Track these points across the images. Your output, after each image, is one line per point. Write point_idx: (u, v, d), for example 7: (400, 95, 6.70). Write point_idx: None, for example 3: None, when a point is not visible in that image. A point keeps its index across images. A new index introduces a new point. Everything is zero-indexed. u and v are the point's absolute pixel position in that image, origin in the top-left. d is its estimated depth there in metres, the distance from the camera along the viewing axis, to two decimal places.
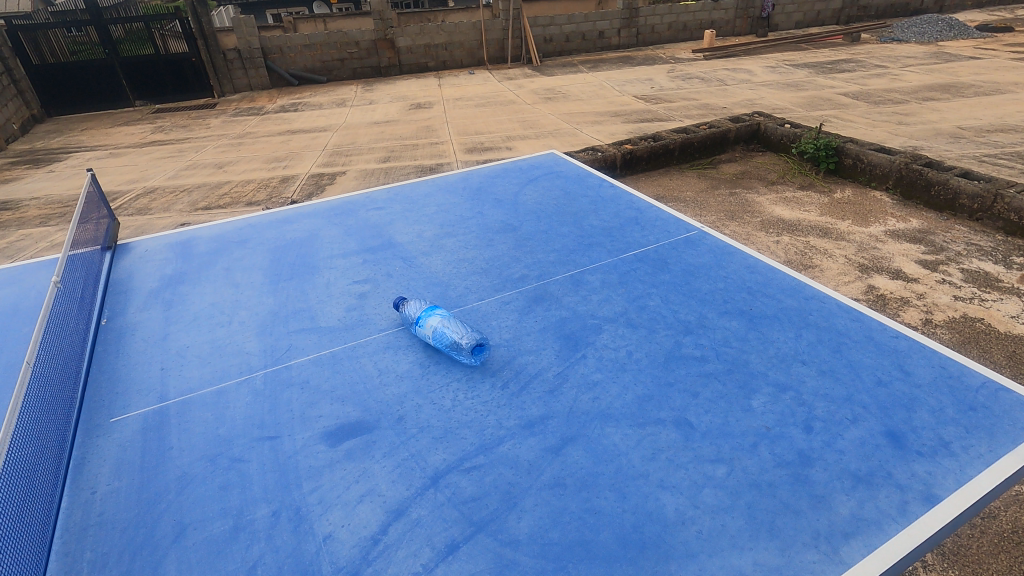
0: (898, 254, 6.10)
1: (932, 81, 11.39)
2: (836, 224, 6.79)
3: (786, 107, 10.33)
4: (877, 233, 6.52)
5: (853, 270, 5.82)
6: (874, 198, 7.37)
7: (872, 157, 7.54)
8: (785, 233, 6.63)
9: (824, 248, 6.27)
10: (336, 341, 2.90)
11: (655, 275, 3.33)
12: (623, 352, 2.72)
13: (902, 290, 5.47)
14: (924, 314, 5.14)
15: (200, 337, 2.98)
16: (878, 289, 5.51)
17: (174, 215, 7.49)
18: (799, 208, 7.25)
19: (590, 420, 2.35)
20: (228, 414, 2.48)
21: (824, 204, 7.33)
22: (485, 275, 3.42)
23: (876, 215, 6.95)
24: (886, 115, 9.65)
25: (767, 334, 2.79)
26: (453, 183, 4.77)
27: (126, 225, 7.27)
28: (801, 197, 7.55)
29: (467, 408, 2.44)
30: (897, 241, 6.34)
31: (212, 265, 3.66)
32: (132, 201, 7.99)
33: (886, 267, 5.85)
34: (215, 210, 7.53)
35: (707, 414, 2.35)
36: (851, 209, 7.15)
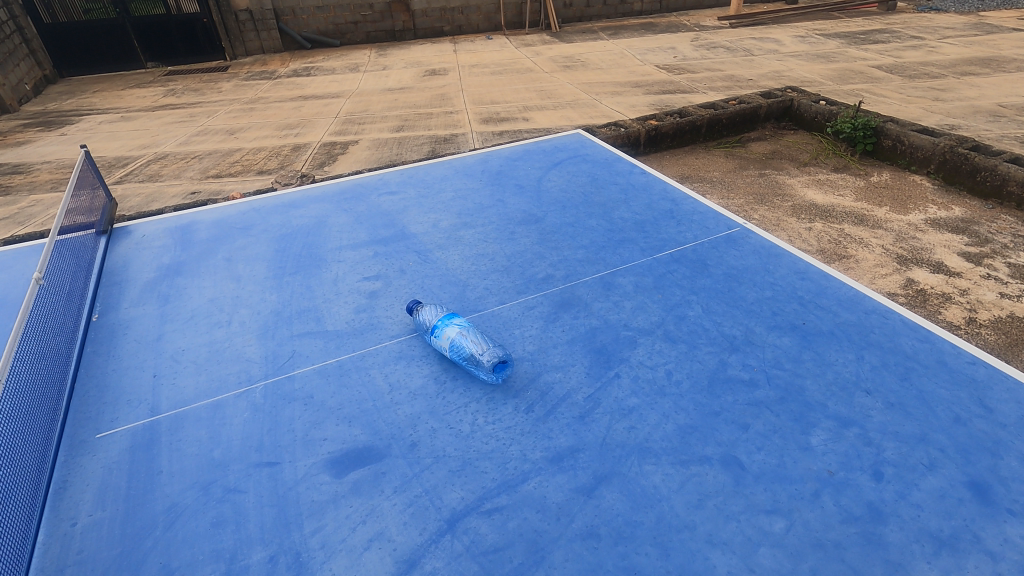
0: (940, 245, 5.68)
1: (973, 54, 10.66)
2: (873, 211, 6.35)
3: (816, 80, 9.72)
4: (917, 221, 6.09)
5: (891, 262, 5.42)
6: (914, 182, 6.88)
7: (914, 139, 7.01)
8: (818, 220, 6.20)
9: (859, 237, 5.85)
10: (343, 349, 2.65)
11: (694, 279, 3.01)
12: (661, 373, 2.44)
13: (944, 285, 5.08)
14: (968, 312, 4.77)
15: (196, 339, 2.74)
16: (918, 283, 5.12)
17: (185, 183, 7.25)
18: (833, 192, 6.80)
19: (625, 455, 2.09)
20: (224, 434, 2.24)
21: (860, 188, 6.86)
22: (507, 273, 3.13)
23: (915, 201, 6.49)
24: (924, 90, 9.03)
25: (825, 356, 2.48)
26: (472, 165, 4.43)
27: (135, 193, 7.03)
28: (836, 180, 7.08)
29: (487, 435, 2.19)
30: (938, 230, 5.91)
31: (212, 255, 3.40)
32: (142, 167, 7.73)
33: (926, 259, 5.45)
34: (226, 179, 7.26)
35: (760, 452, 2.07)
36: (888, 194, 6.68)
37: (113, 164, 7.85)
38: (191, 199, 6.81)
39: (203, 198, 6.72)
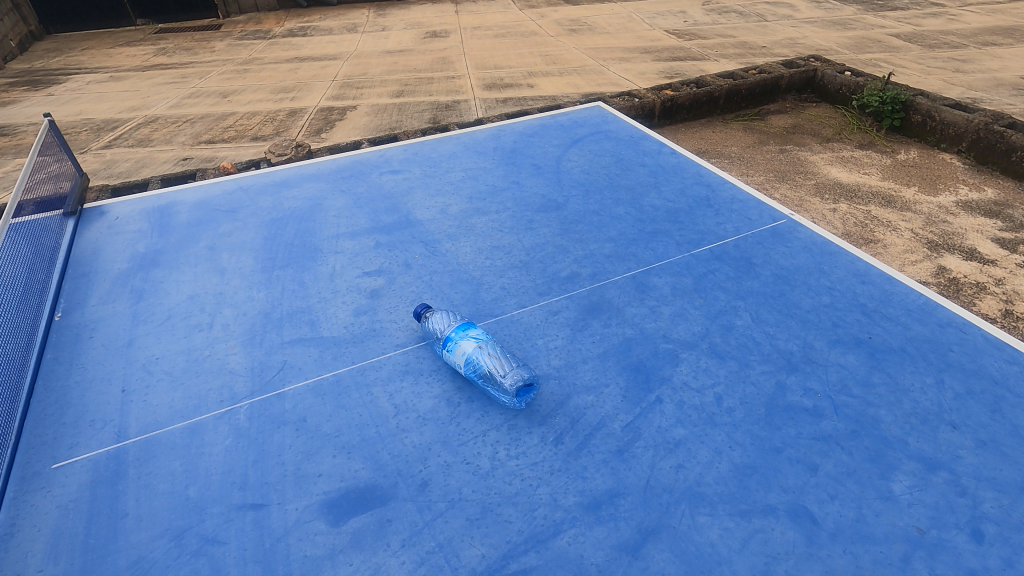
0: (972, 229, 5.25)
1: (996, 23, 10.05)
2: (900, 190, 5.88)
3: (831, 48, 9.13)
4: (948, 203, 5.63)
5: (921, 248, 5.01)
6: (943, 161, 6.36)
7: (946, 114, 6.44)
8: (843, 200, 5.75)
9: (886, 219, 5.42)
10: (340, 360, 2.30)
11: (739, 281, 2.65)
12: (710, 398, 2.10)
13: (978, 273, 4.67)
14: (1004, 303, 4.36)
15: (172, 346, 2.39)
16: (950, 271, 4.71)
17: (177, 147, 6.80)
18: (858, 170, 6.31)
19: (674, 503, 1.77)
20: (202, 467, 1.91)
21: (887, 166, 6.34)
22: (526, 270, 2.76)
23: (945, 181, 6.01)
24: (943, 61, 8.49)
25: (898, 379, 2.14)
26: (483, 142, 4.01)
27: (123, 158, 6.58)
28: (860, 157, 6.55)
29: (511, 474, 1.86)
30: (970, 213, 5.47)
31: (193, 242, 3.02)
32: (131, 131, 7.25)
33: (958, 245, 5.03)
34: (219, 145, 6.80)
35: (834, 502, 1.75)
36: (917, 173, 6.18)
37: (102, 126, 7.38)
38: (181, 165, 6.38)
39: (194, 166, 6.29)
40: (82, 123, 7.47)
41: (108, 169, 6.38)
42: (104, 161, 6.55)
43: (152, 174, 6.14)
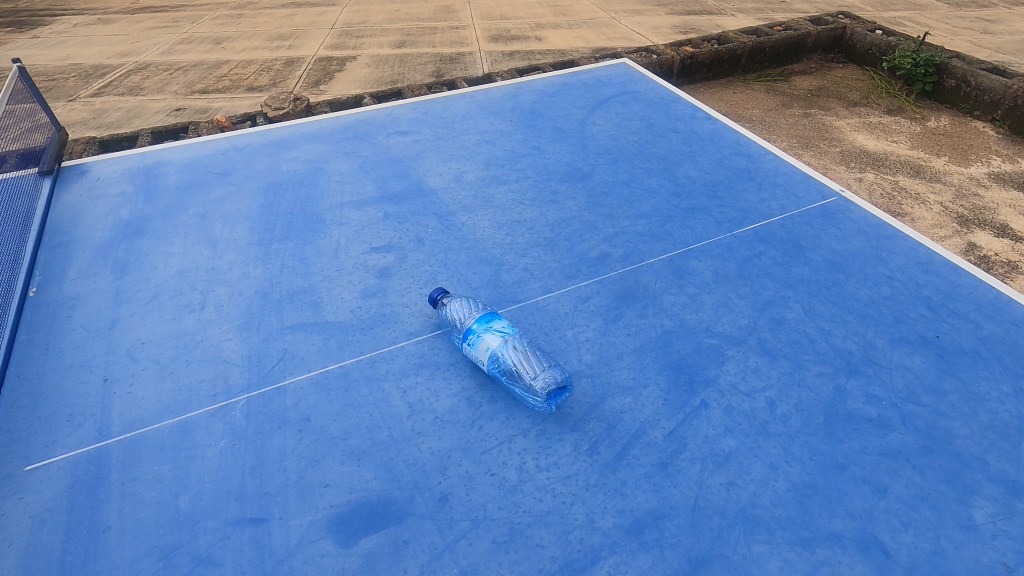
0: (1004, 203, 4.92)
1: None
2: (930, 160, 5.50)
3: (855, 5, 8.53)
4: (980, 175, 5.27)
5: (950, 223, 4.71)
6: (975, 129, 5.88)
7: (983, 79, 5.89)
8: (869, 169, 5.40)
9: (915, 191, 5.09)
10: (347, 350, 2.07)
11: (788, 267, 2.40)
12: (762, 403, 1.88)
13: (1010, 251, 4.38)
14: None
15: (157, 329, 2.15)
16: (980, 248, 4.43)
17: (169, 97, 6.39)
18: (886, 136, 5.89)
19: (727, 528, 1.57)
20: (193, 473, 1.70)
21: (916, 134, 5.89)
22: (550, 249, 2.50)
23: (977, 151, 5.58)
24: (974, 20, 7.95)
25: (971, 385, 1.92)
26: (499, 101, 3.67)
27: (112, 108, 6.18)
28: (888, 123, 6.09)
29: (542, 490, 1.66)
30: (1003, 187, 5.11)
31: (181, 209, 2.74)
32: (121, 78, 6.81)
33: (989, 221, 4.72)
34: (213, 95, 6.38)
35: (907, 532, 1.55)
36: (947, 142, 5.74)
37: (91, 72, 6.93)
38: (174, 117, 5.99)
39: (187, 118, 5.90)
40: (69, 69, 7.02)
41: (98, 119, 6.01)
42: (93, 110, 6.16)
43: (143, 126, 5.76)
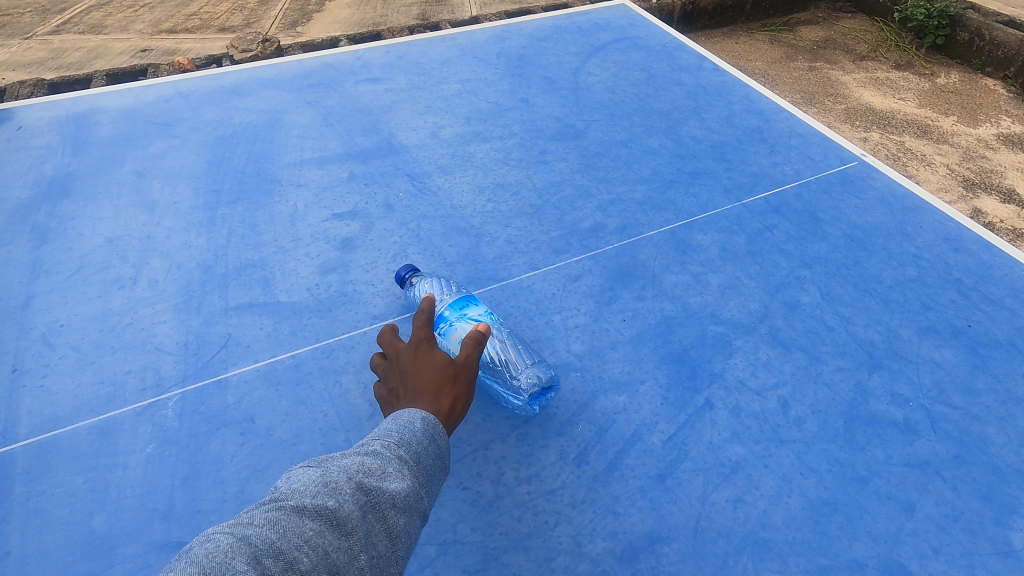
0: (1012, 167, 4.65)
1: None
2: (937, 119, 5.18)
3: None
4: (988, 137, 4.98)
5: (956, 187, 4.46)
6: (985, 88, 5.53)
7: (998, 33, 5.51)
8: (874, 129, 5.07)
9: (921, 153, 4.81)
10: (301, 336, 1.80)
11: (804, 243, 2.13)
12: (774, 404, 1.65)
13: (1016, 218, 4.15)
14: None
15: (78, 310, 1.85)
16: (986, 215, 4.20)
17: (133, 36, 5.88)
18: (893, 93, 5.53)
19: (734, 554, 1.36)
20: (113, 486, 1.45)
21: (924, 91, 5.53)
22: (537, 218, 2.20)
23: (986, 110, 5.26)
24: None
25: (1006, 384, 1.70)
26: (484, 45, 3.27)
27: (71, 48, 5.69)
28: (896, 78, 5.71)
29: (521, 507, 1.43)
30: (1011, 149, 4.83)
31: (114, 165, 2.39)
32: (81, 14, 6.25)
33: (996, 186, 4.47)
34: (180, 35, 5.86)
35: (938, 559, 1.36)
36: (955, 100, 5.40)
37: (49, 7, 6.36)
38: (139, 58, 5.51)
39: (152, 60, 5.44)
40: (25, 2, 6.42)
41: (56, 59, 5.55)
42: (51, 49, 5.68)
43: (104, 67, 5.30)
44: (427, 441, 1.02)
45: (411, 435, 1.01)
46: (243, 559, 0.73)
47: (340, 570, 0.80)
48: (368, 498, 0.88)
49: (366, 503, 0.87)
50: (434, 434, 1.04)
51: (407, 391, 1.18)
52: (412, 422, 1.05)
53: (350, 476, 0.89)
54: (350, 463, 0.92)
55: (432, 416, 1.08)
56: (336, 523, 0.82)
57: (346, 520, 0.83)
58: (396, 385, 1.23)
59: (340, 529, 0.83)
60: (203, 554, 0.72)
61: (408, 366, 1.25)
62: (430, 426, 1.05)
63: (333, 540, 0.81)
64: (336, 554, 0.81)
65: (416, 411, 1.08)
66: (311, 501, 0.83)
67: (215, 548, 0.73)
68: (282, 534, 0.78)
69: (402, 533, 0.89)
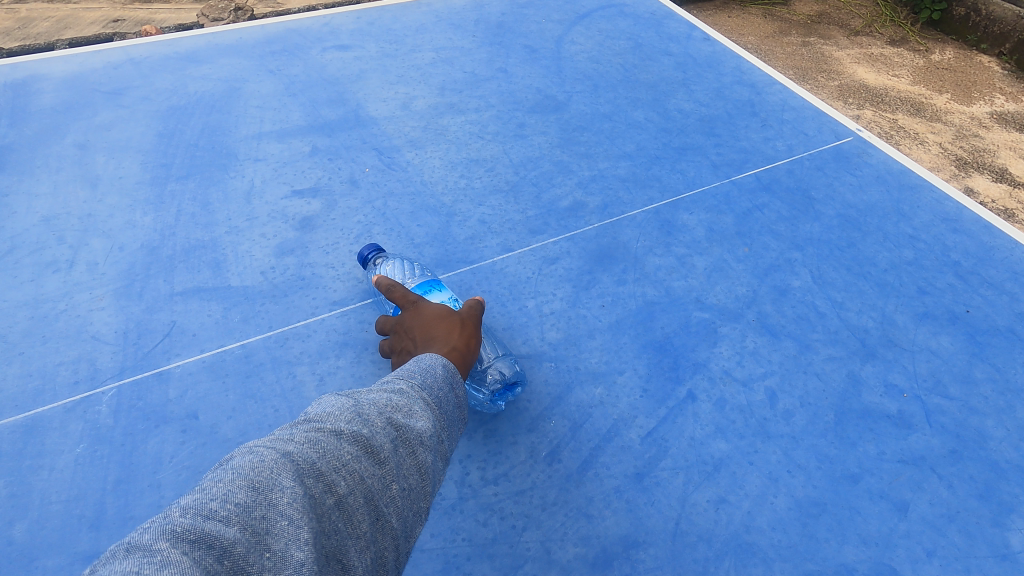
0: (1005, 145, 4.54)
1: None
2: (931, 97, 5.05)
3: None
4: (982, 115, 4.85)
5: (948, 166, 4.35)
6: (979, 65, 5.39)
7: (995, 9, 5.41)
8: (867, 106, 4.92)
9: (913, 131, 4.68)
10: (252, 324, 1.65)
11: (795, 223, 2.01)
12: (761, 396, 1.54)
13: (1008, 198, 4.06)
14: None
15: (7, 296, 1.69)
16: (977, 195, 4.10)
17: (104, 6, 5.67)
18: (887, 69, 5.38)
19: (715, 560, 1.26)
20: (36, 491, 1.32)
21: (919, 67, 5.39)
22: (513, 196, 2.06)
23: (980, 88, 5.12)
24: None
25: (1006, 374, 1.60)
26: (462, 11, 3.08)
27: (41, 18, 5.51)
28: (890, 55, 5.56)
29: (487, 510, 1.32)
30: (1005, 127, 4.71)
31: (56, 136, 2.20)
32: None
33: (989, 165, 4.36)
34: (153, 5, 5.65)
35: (932, 563, 1.27)
36: (950, 77, 5.26)
37: None
38: (110, 28, 5.33)
39: (123, 30, 5.25)
40: None
41: (23, 29, 5.39)
42: (19, 19, 5.50)
43: (73, 37, 5.14)
44: (446, 387, 0.96)
45: (433, 379, 0.95)
46: (288, 475, 0.69)
47: (375, 496, 0.76)
48: (399, 432, 0.83)
49: (395, 438, 0.82)
50: (451, 384, 0.98)
51: (420, 343, 1.18)
52: (429, 367, 0.97)
53: (379, 410, 0.84)
54: (378, 398, 0.86)
55: (449, 362, 1.01)
56: (371, 451, 0.78)
57: (382, 449, 0.79)
58: (408, 344, 1.23)
59: (376, 456, 0.78)
60: (248, 467, 0.68)
61: (414, 325, 1.25)
62: (448, 374, 0.99)
63: (369, 466, 0.77)
64: (371, 481, 0.76)
65: (432, 355, 1.01)
66: (347, 426, 0.78)
67: (258, 462, 0.69)
68: (323, 454, 0.74)
69: (431, 469, 0.85)
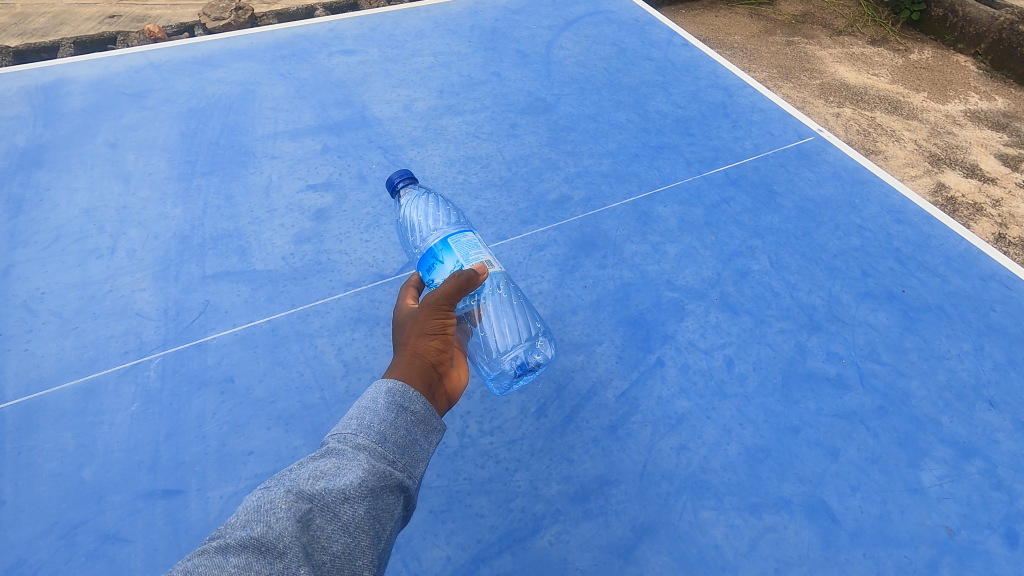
0: (976, 143, 4.81)
1: None
2: (908, 95, 5.29)
3: None
4: (956, 113, 5.11)
5: (922, 162, 4.60)
6: (956, 64, 5.65)
7: (971, 10, 5.68)
8: (847, 104, 5.16)
9: (891, 128, 4.92)
10: (277, 303, 1.88)
11: (758, 214, 2.25)
12: (719, 361, 1.79)
13: (977, 193, 4.33)
14: (998, 227, 4.06)
15: (57, 279, 1.90)
16: (949, 190, 4.36)
17: (101, 4, 5.83)
18: (867, 69, 5.62)
19: (675, 495, 1.51)
20: (99, 442, 1.54)
21: (897, 67, 5.64)
22: (506, 190, 2.29)
23: (956, 87, 5.38)
24: None
25: (932, 343, 1.86)
26: (458, 17, 3.29)
27: (38, 15, 5.66)
28: (871, 55, 5.80)
29: (484, 456, 1.56)
30: (977, 125, 4.98)
31: (88, 136, 2.41)
32: None
33: (961, 161, 4.62)
34: (151, 4, 5.81)
35: (856, 496, 1.52)
36: (927, 76, 5.51)
37: None
38: (107, 25, 5.50)
39: (121, 26, 5.41)
40: None
41: (20, 25, 5.55)
42: (15, 14, 5.65)
43: (71, 35, 5.32)
44: (385, 427, 0.90)
45: (363, 429, 0.89)
46: None
47: None
48: (310, 507, 0.79)
49: (308, 510, 0.78)
50: (393, 418, 0.92)
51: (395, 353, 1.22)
52: (374, 401, 0.93)
53: (293, 485, 0.81)
54: (295, 477, 0.82)
55: (398, 384, 0.97)
56: (269, 545, 0.73)
57: (281, 537, 0.74)
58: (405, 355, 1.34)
59: (276, 548, 0.73)
60: None
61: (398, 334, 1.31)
62: (396, 399, 0.95)
63: (265, 564, 0.72)
64: None
65: (381, 383, 0.97)
66: (240, 530, 0.74)
67: None
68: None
69: (358, 529, 0.80)
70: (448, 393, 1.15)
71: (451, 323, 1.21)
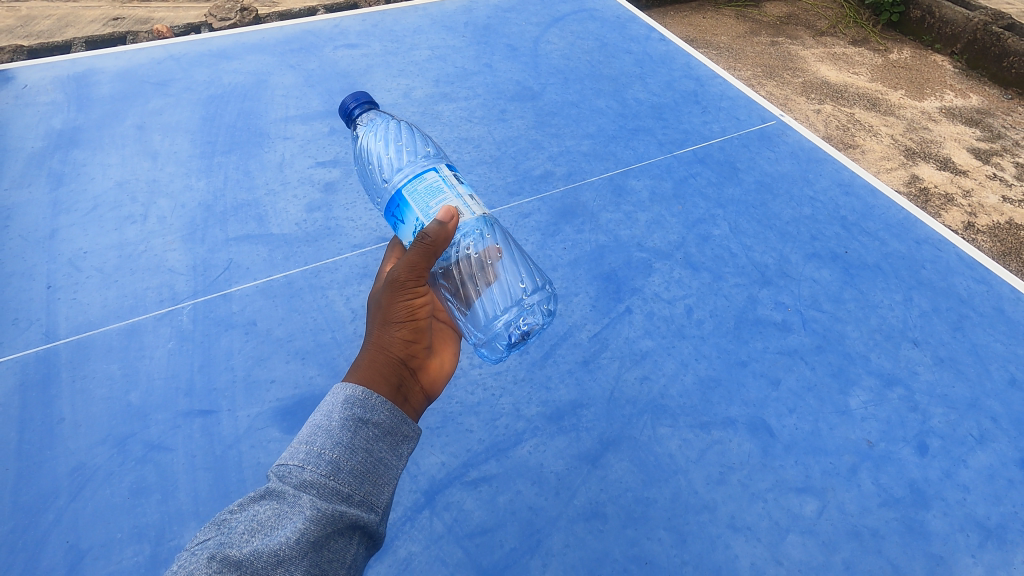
0: (950, 137, 5.07)
1: None
2: (886, 93, 5.55)
3: None
4: (932, 109, 5.36)
5: (898, 155, 4.85)
6: (933, 64, 5.92)
7: (947, 12, 5.97)
8: (828, 101, 5.42)
9: (869, 124, 5.17)
10: (292, 261, 2.13)
11: (721, 187, 2.51)
12: (680, 309, 2.05)
13: (948, 184, 4.60)
14: (967, 216, 4.32)
15: (97, 241, 2.15)
16: (923, 181, 4.62)
17: (106, 6, 6.09)
18: (848, 68, 5.90)
19: (637, 415, 1.77)
20: (142, 371, 1.79)
21: (876, 66, 5.91)
22: (496, 166, 2.55)
23: (932, 85, 5.65)
24: None
25: (868, 295, 2.12)
26: (453, 15, 3.56)
27: (45, 16, 5.91)
28: (852, 54, 6.08)
29: (473, 384, 1.81)
30: (951, 121, 5.23)
31: (117, 119, 2.66)
32: None
33: (934, 154, 4.87)
34: (155, 6, 6.07)
35: (792, 416, 1.78)
36: (905, 75, 5.78)
37: None
38: (112, 27, 5.75)
39: (127, 27, 5.68)
40: None
41: (26, 27, 5.80)
42: (22, 16, 5.91)
43: (80, 36, 5.58)
44: (333, 465, 0.85)
45: (308, 469, 0.85)
46: None
47: None
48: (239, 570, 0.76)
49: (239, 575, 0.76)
50: (345, 452, 0.87)
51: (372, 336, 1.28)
52: (330, 422, 0.90)
53: (224, 546, 0.79)
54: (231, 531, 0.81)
55: (356, 399, 0.93)
56: None
57: None
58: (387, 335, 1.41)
59: None
60: None
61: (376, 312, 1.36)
62: (351, 417, 0.91)
63: None
64: None
65: (337, 401, 0.93)
66: None
67: None
68: None
69: None
70: (425, 386, 1.21)
71: (419, 307, 1.25)
